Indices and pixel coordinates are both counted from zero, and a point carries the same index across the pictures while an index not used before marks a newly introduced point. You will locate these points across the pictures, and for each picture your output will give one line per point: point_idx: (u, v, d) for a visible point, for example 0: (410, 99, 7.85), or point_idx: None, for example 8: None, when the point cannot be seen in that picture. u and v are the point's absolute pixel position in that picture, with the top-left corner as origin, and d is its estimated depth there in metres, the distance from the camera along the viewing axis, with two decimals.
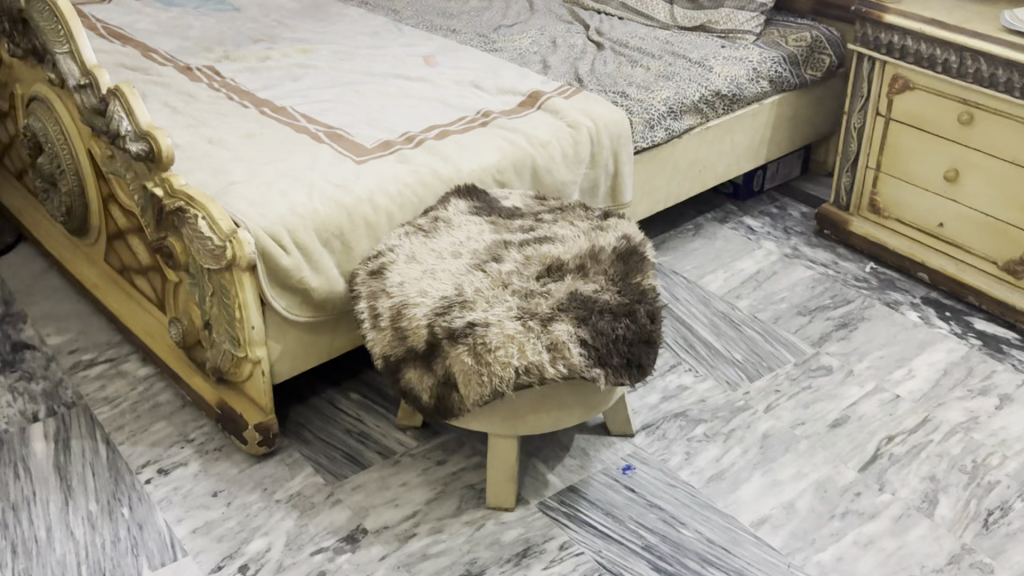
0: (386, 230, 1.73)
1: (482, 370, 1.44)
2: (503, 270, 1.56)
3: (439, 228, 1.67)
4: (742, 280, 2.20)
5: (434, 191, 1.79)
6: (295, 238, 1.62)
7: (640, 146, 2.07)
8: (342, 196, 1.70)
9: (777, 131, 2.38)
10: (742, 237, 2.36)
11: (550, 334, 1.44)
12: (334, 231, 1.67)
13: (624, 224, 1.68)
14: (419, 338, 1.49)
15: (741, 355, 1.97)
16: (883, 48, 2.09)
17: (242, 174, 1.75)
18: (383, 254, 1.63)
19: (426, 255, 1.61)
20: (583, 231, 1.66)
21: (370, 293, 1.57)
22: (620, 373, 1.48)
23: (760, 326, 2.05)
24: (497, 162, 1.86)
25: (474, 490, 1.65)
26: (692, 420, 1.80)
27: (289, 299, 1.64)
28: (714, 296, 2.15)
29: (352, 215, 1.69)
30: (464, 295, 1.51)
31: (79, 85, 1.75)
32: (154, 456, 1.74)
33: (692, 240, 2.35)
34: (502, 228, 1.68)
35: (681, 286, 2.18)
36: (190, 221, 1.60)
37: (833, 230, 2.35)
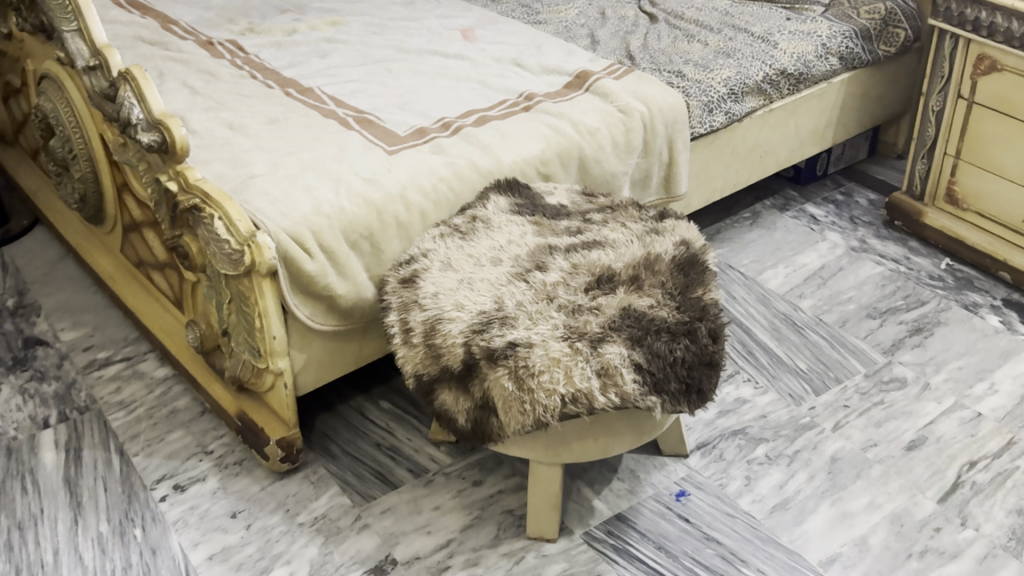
0: (419, 229, 1.58)
1: (525, 397, 1.29)
2: (549, 280, 1.41)
3: (477, 231, 1.52)
4: (805, 277, 2.03)
5: (472, 185, 1.63)
6: (320, 240, 1.48)
7: (698, 132, 1.89)
8: (371, 193, 1.55)
9: (846, 112, 2.19)
10: (803, 228, 2.19)
11: (601, 358, 1.29)
12: (362, 232, 1.52)
13: (682, 226, 1.52)
14: (456, 358, 1.34)
15: (806, 365, 1.80)
16: (968, 25, 1.89)
17: (264, 166, 1.61)
18: (416, 258, 1.48)
19: (464, 262, 1.45)
20: (637, 235, 1.49)
21: (400, 303, 1.42)
22: (678, 401, 1.33)
23: (826, 331, 1.89)
24: (541, 152, 1.69)
25: (513, 517, 1.51)
26: (751, 439, 1.65)
27: (314, 307, 1.49)
28: (775, 295, 1.98)
29: (382, 214, 1.54)
30: (504, 310, 1.36)
31: (89, 67, 1.61)
32: (169, 470, 1.62)
33: (750, 231, 2.18)
34: (546, 229, 1.52)
35: (738, 283, 2.01)
36: (205, 222, 1.47)
37: (904, 221, 2.17)
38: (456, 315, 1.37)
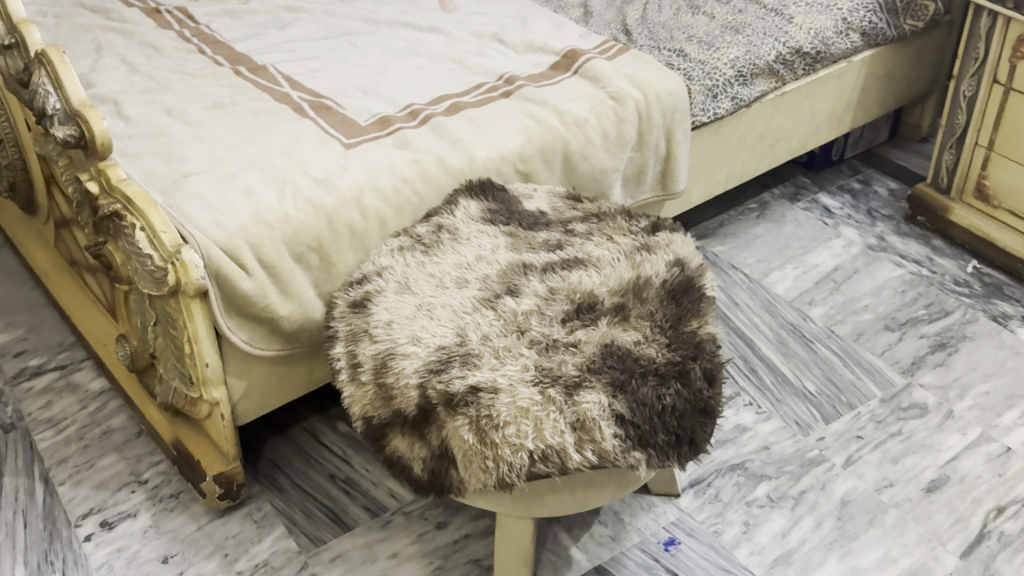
0: (377, 239, 1.39)
1: (487, 453, 1.10)
2: (520, 309, 1.21)
3: (441, 245, 1.32)
4: (816, 281, 1.84)
5: (439, 186, 1.43)
6: (260, 254, 1.29)
7: (699, 120, 1.68)
8: (322, 197, 1.35)
9: (866, 93, 1.97)
10: (816, 222, 1.99)
11: (576, 409, 1.10)
12: (310, 243, 1.33)
13: (677, 242, 1.32)
14: (409, 402, 1.16)
15: (814, 387, 1.61)
16: (1009, 2, 1.66)
17: (202, 162, 1.41)
18: (370, 276, 1.28)
19: (424, 283, 1.26)
20: (624, 253, 1.30)
21: (348, 331, 1.23)
22: (667, 456, 1.14)
23: (838, 346, 1.69)
24: (519, 147, 1.49)
25: (480, 568, 1.34)
26: (752, 475, 1.46)
27: (253, 330, 1.31)
28: (782, 302, 1.78)
29: (333, 222, 1.35)
30: (467, 345, 1.17)
31: (3, 46, 1.41)
32: (97, 503, 1.44)
33: (757, 224, 1.98)
34: (521, 243, 1.33)
35: (741, 287, 1.82)
36: (126, 231, 1.28)
37: (928, 216, 1.96)
38: (411, 351, 1.17)
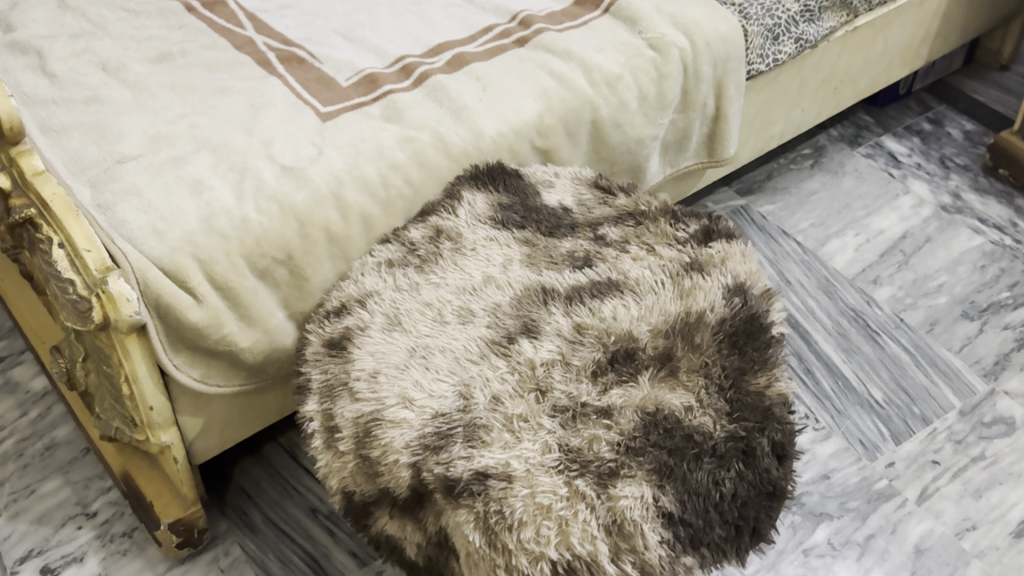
0: (360, 244, 1.12)
1: (497, 562, 0.86)
2: (540, 357, 0.96)
3: (439, 261, 1.06)
4: (881, 253, 1.57)
5: (438, 172, 1.16)
6: (212, 274, 1.03)
7: (757, 69, 1.38)
8: (290, 193, 1.07)
9: (948, 20, 1.65)
10: (880, 174, 1.70)
11: (612, 507, 0.86)
12: (277, 254, 1.06)
13: (736, 255, 1.06)
14: (400, 484, 0.91)
15: (881, 394, 1.37)
16: None
17: (142, 142, 1.13)
18: (350, 304, 1.02)
19: (418, 318, 1.00)
20: (669, 273, 1.03)
21: (322, 380, 0.98)
22: (723, 556, 0.90)
23: (907, 339, 1.44)
24: (537, 116, 1.20)
25: None
26: (810, 514, 1.24)
27: (209, 366, 1.06)
28: (842, 281, 1.53)
29: (305, 225, 1.08)
30: (472, 411, 0.92)
31: None
32: (38, 543, 1.23)
33: (810, 177, 1.70)
34: (541, 254, 1.06)
35: (793, 260, 1.56)
36: (43, 245, 1.00)
37: (1012, 169, 1.67)
38: (403, 416, 0.92)
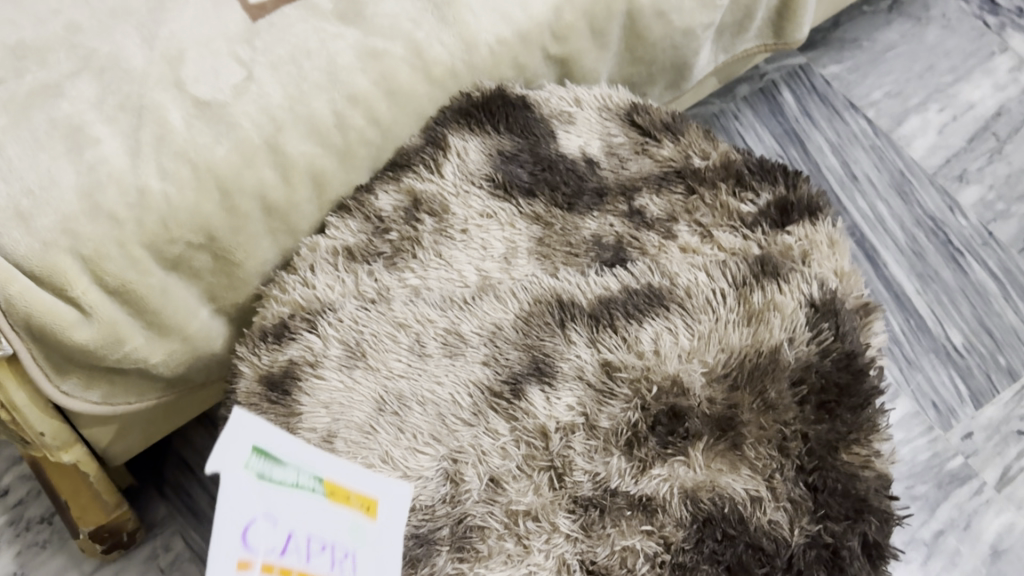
0: (311, 211, 0.83)
1: None
2: (557, 416, 0.70)
3: (417, 253, 0.78)
4: (971, 137, 1.27)
5: (417, 103, 0.85)
6: (102, 275, 0.72)
7: None
8: (208, 146, 0.75)
9: None
10: (972, 23, 1.37)
11: None
12: (193, 237, 0.76)
13: (824, 245, 0.78)
14: None
15: (961, 339, 1.13)
16: None
17: None
18: (296, 322, 0.74)
19: (388, 350, 0.73)
20: (732, 279, 0.76)
21: None
22: None
23: (996, 261, 1.18)
24: (553, 10, 0.86)
25: None
26: None
27: (114, 385, 0.80)
28: (920, 177, 1.24)
29: (229, 194, 0.77)
30: (462, 505, 0.67)
31: None
32: None
33: (886, 25, 1.36)
34: (556, 235, 0.80)
35: (861, 147, 1.25)
36: None
37: None
38: (374, 501, 0.67)
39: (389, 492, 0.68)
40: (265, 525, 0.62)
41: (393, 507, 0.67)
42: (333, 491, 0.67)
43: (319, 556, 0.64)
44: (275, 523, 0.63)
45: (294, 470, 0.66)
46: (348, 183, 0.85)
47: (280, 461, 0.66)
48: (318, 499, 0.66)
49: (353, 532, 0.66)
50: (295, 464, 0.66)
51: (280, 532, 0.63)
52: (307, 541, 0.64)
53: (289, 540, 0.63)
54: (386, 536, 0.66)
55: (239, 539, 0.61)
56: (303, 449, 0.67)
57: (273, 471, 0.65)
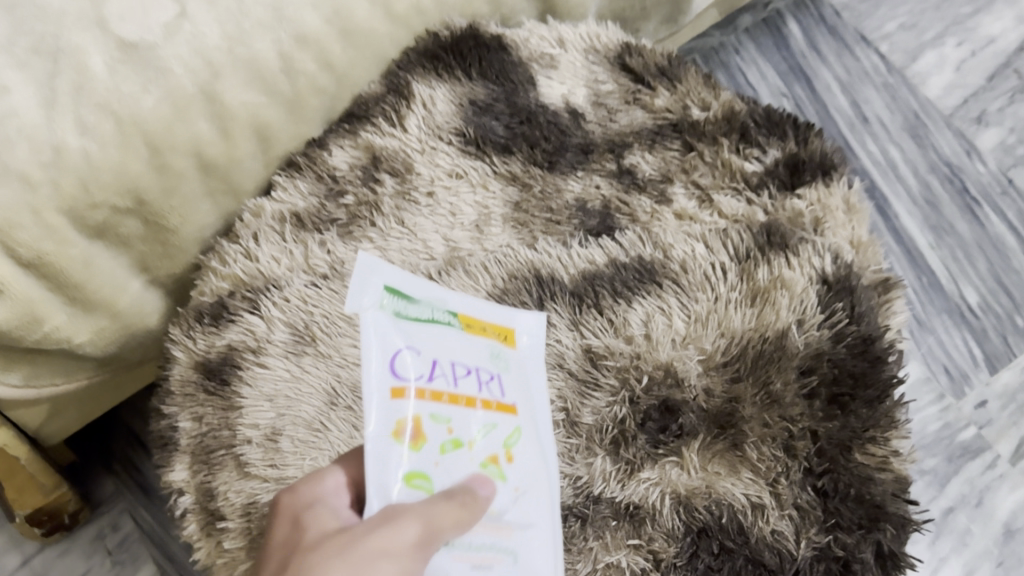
0: (253, 168, 0.71)
1: None
2: None
3: (375, 220, 0.68)
4: (992, 74, 1.17)
5: (376, 44, 0.72)
6: (12, 246, 0.58)
7: None
8: (138, 97, 0.60)
9: None
10: None
11: None
12: (119, 201, 0.63)
13: (838, 212, 0.69)
14: None
15: (976, 298, 1.04)
16: None
17: None
18: (236, 301, 0.65)
19: (342, 335, 0.63)
20: (734, 251, 0.66)
21: (195, 433, 0.64)
22: None
23: (1016, 212, 1.09)
24: None
25: None
26: None
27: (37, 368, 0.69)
28: (936, 119, 1.13)
29: (160, 152, 0.63)
30: None
31: None
32: None
33: None
34: (534, 198, 0.71)
35: (873, 85, 1.15)
36: None
37: None
38: (509, 331, 0.56)
39: (517, 322, 0.58)
40: (410, 355, 0.49)
41: (529, 334, 0.57)
42: (468, 322, 0.54)
43: (467, 376, 0.51)
44: (417, 351, 0.50)
45: (427, 306, 0.53)
46: (299, 133, 0.72)
47: (411, 297, 0.53)
48: (456, 332, 0.53)
49: (496, 356, 0.53)
50: (427, 301, 0.53)
51: (427, 360, 0.49)
52: (452, 365, 0.50)
53: (435, 365, 0.49)
54: (527, 368, 0.55)
55: (387, 364, 0.48)
56: (429, 287, 0.54)
57: (408, 307, 0.52)
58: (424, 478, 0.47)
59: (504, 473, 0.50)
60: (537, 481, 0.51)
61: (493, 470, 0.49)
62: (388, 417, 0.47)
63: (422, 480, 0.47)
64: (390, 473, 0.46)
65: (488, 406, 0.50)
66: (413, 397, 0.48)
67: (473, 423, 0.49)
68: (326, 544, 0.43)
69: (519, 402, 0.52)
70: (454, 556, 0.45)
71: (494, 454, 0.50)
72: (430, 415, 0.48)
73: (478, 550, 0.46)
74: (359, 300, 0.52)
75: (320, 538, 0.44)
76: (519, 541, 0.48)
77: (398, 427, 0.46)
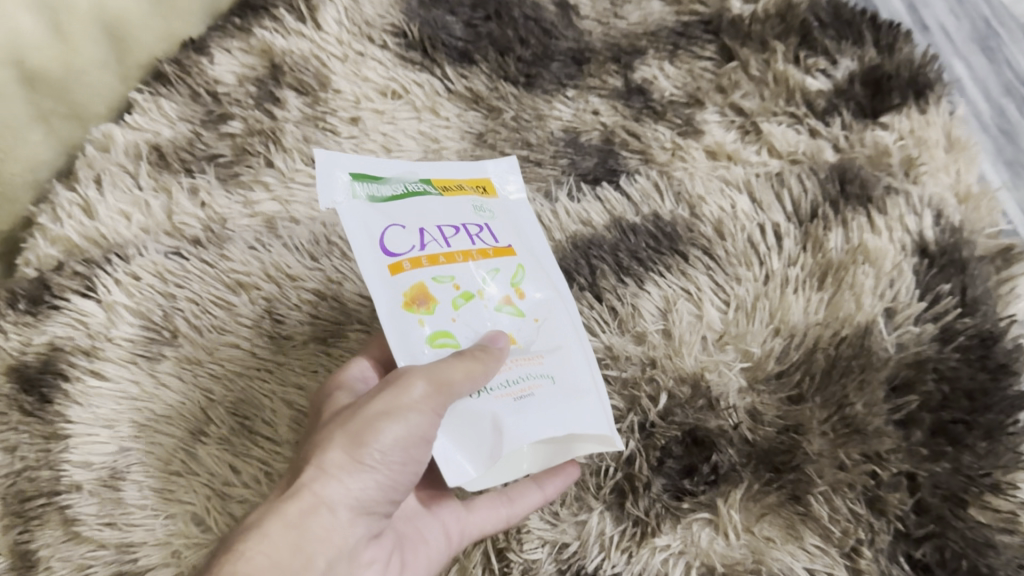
0: (105, 88, 0.51)
1: None
2: None
3: (272, 158, 0.50)
4: None
5: None
6: None
7: None
8: None
9: None
10: None
11: None
12: None
13: (941, 152, 0.48)
14: None
15: None
16: None
17: None
18: (63, 279, 0.46)
19: (220, 331, 0.44)
20: (789, 207, 0.46)
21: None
22: None
23: None
24: None
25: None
26: None
27: None
28: None
29: None
30: None
31: None
32: None
33: None
34: (503, 125, 0.52)
35: None
36: None
37: None
38: (487, 184, 0.43)
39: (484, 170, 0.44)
40: (392, 228, 0.38)
41: (512, 178, 0.44)
42: (441, 184, 0.41)
43: (459, 234, 0.39)
44: (399, 224, 0.38)
45: (395, 184, 0.40)
46: (169, 32, 0.53)
47: (377, 176, 0.40)
48: (435, 200, 0.40)
49: (477, 208, 0.41)
50: (394, 177, 0.40)
51: (413, 232, 0.38)
52: (440, 228, 0.39)
53: (424, 233, 0.38)
54: (517, 219, 0.42)
55: (370, 241, 0.37)
56: (384, 162, 0.41)
57: (376, 189, 0.39)
58: (448, 336, 0.36)
59: (522, 309, 0.39)
60: (564, 309, 0.39)
61: (513, 313, 0.38)
62: (384, 298, 0.36)
63: (446, 338, 0.36)
64: (411, 346, 0.35)
65: (491, 254, 0.39)
66: (409, 267, 0.37)
67: (475, 272, 0.38)
68: (331, 424, 0.34)
69: (516, 244, 0.40)
70: (493, 395, 0.35)
71: (509, 295, 0.39)
72: (433, 277, 0.37)
73: (516, 382, 0.36)
74: (322, 200, 0.39)
75: (329, 411, 0.36)
76: (561, 362, 0.38)
77: (407, 296, 0.36)
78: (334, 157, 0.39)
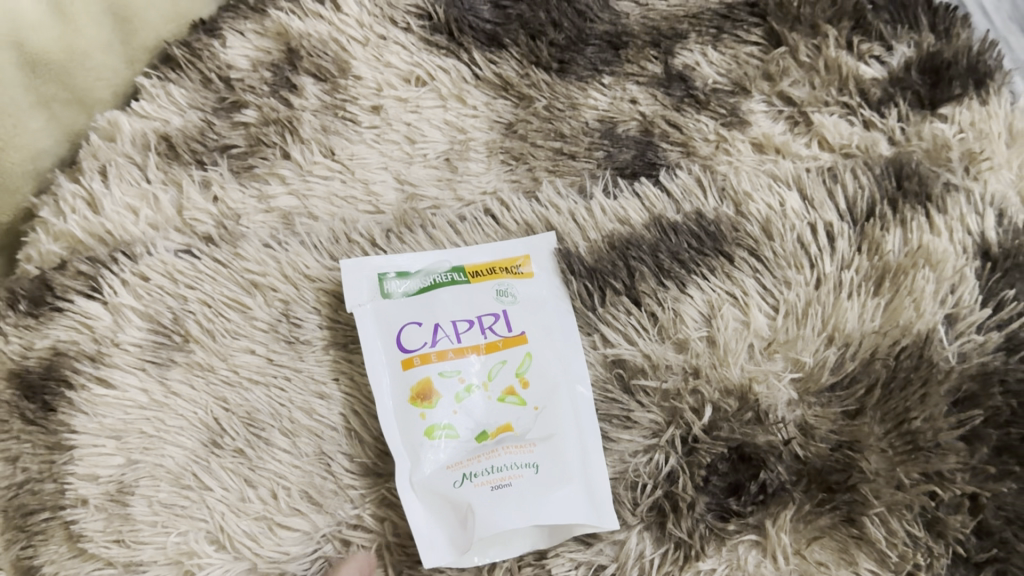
0: (109, 69, 0.48)
1: None
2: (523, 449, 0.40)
3: (288, 149, 0.47)
4: None
5: None
6: None
7: None
8: None
9: None
10: None
11: None
12: None
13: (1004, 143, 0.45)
14: None
15: None
16: None
17: None
18: (66, 278, 0.43)
19: (234, 336, 0.41)
20: (840, 205, 0.44)
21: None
22: None
23: None
24: None
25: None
26: None
27: None
28: None
29: None
30: None
31: None
32: None
33: None
34: (538, 114, 0.49)
35: None
36: None
37: None
38: (518, 262, 0.44)
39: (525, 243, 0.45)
40: (409, 325, 0.42)
41: (539, 258, 0.45)
42: (474, 270, 0.44)
43: (473, 327, 0.42)
44: (416, 320, 0.42)
45: (423, 275, 0.44)
46: (176, 13, 0.50)
47: (406, 270, 0.44)
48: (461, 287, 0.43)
49: (500, 293, 0.43)
50: (426, 264, 0.44)
51: (425, 329, 0.42)
52: (454, 321, 0.42)
53: (437, 329, 0.42)
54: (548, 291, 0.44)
55: (388, 341, 0.41)
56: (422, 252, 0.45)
57: (402, 284, 0.43)
58: (447, 429, 0.39)
59: (527, 397, 0.41)
60: (568, 391, 0.41)
61: (516, 401, 0.41)
62: (390, 395, 0.40)
63: (445, 429, 0.39)
64: (408, 437, 0.39)
65: (502, 346, 0.42)
66: (418, 362, 0.41)
67: (484, 364, 0.41)
68: None
69: (532, 329, 0.43)
70: (475, 482, 0.38)
71: (513, 385, 0.41)
72: (439, 372, 0.41)
73: (500, 470, 0.39)
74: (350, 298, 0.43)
75: None
76: (556, 444, 0.40)
77: (412, 391, 0.40)
78: (366, 259, 0.44)
